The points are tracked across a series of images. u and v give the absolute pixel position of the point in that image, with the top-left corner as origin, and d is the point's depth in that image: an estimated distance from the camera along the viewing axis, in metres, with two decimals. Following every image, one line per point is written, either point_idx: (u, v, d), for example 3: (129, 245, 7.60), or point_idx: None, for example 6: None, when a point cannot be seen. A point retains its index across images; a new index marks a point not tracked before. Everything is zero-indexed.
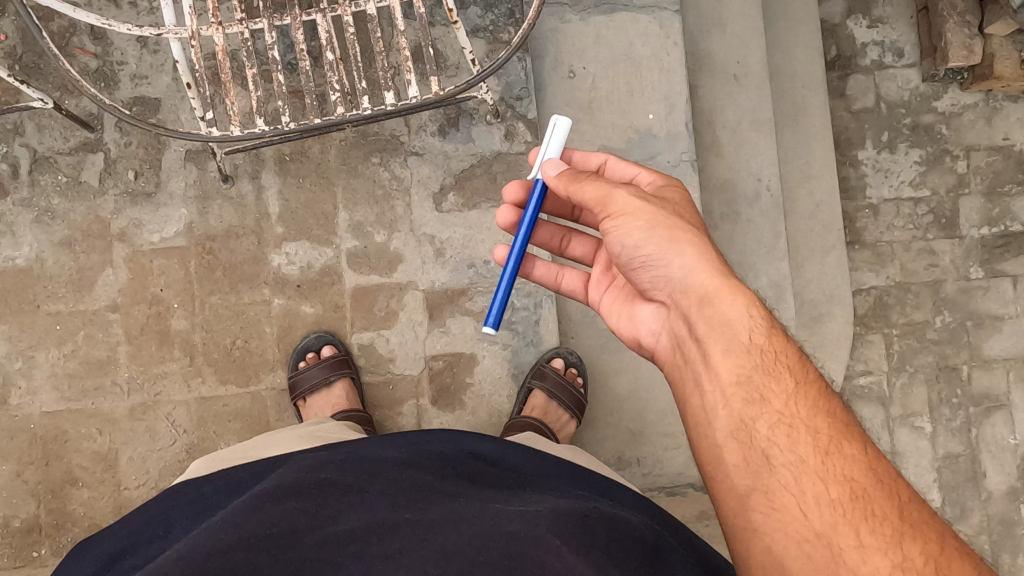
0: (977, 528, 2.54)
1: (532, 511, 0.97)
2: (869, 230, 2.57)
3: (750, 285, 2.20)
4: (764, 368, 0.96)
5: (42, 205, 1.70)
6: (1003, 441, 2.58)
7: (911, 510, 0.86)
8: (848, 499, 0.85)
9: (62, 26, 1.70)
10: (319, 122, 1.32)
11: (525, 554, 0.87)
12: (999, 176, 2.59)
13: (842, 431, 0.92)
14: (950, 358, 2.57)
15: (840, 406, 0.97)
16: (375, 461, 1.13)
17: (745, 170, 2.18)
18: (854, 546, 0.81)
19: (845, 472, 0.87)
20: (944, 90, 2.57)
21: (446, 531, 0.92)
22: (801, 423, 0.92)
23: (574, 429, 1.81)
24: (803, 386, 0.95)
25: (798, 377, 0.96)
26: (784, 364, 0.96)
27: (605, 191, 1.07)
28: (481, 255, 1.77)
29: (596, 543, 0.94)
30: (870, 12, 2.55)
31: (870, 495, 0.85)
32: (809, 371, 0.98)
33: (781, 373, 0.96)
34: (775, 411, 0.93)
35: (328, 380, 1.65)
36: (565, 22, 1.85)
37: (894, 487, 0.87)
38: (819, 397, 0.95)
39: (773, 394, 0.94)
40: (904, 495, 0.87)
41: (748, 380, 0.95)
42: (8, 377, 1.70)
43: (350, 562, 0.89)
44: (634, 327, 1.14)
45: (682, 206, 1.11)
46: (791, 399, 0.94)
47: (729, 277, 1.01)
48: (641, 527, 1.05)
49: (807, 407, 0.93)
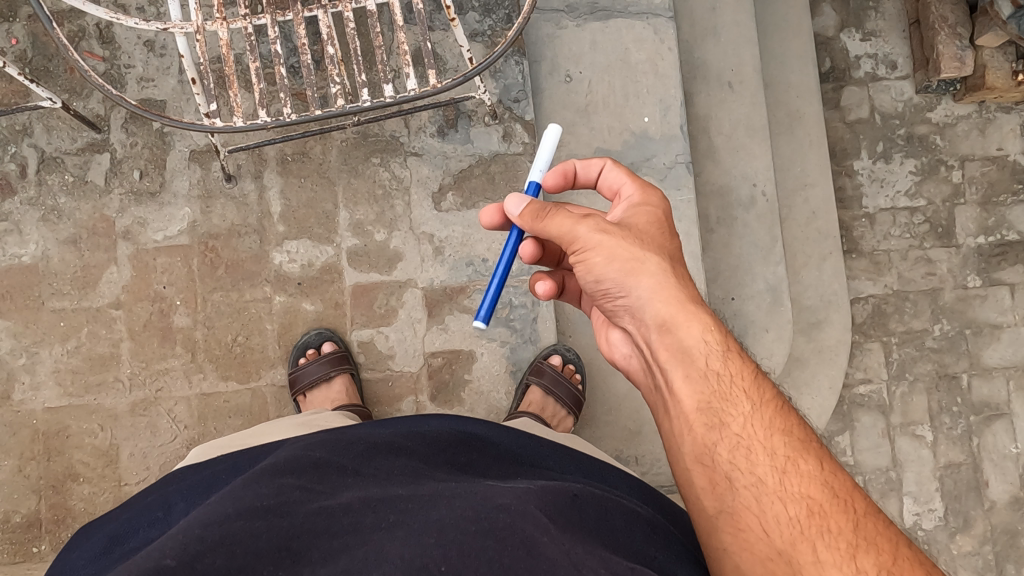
0: (980, 538, 2.52)
1: (522, 488, 0.98)
2: (866, 239, 2.59)
3: (747, 289, 2.22)
4: (722, 394, 0.97)
5: (49, 204, 1.74)
6: (1005, 450, 2.57)
7: (866, 522, 0.89)
8: (806, 515, 0.88)
9: (72, 31, 1.76)
10: (320, 114, 1.34)
11: (516, 523, 0.88)
12: (994, 186, 2.61)
13: (799, 448, 0.94)
14: (950, 366, 2.57)
15: (798, 422, 0.98)
16: (370, 444, 1.14)
17: (741, 176, 2.22)
18: (812, 562, 0.85)
19: (802, 491, 0.90)
20: (938, 102, 2.61)
21: (438, 505, 0.93)
22: (758, 444, 0.94)
23: (571, 426, 1.82)
24: (761, 407, 0.97)
25: (754, 398, 0.97)
26: (740, 387, 0.97)
27: (567, 225, 1.03)
28: (479, 253, 1.80)
29: (585, 523, 0.96)
30: (863, 25, 2.60)
31: (828, 510, 0.89)
32: (765, 390, 0.99)
33: (737, 396, 0.97)
34: (733, 434, 0.94)
35: (329, 375, 1.67)
36: (562, 28, 1.91)
37: (850, 499, 0.90)
38: (776, 415, 0.97)
39: (731, 417, 0.95)
40: (860, 505, 0.90)
41: (708, 407, 0.96)
42: (12, 373, 1.72)
43: (346, 532, 0.89)
44: (610, 349, 1.18)
45: (650, 229, 1.07)
46: (748, 420, 0.95)
47: (687, 305, 1.01)
48: (631, 509, 1.07)
49: (764, 427, 0.95)
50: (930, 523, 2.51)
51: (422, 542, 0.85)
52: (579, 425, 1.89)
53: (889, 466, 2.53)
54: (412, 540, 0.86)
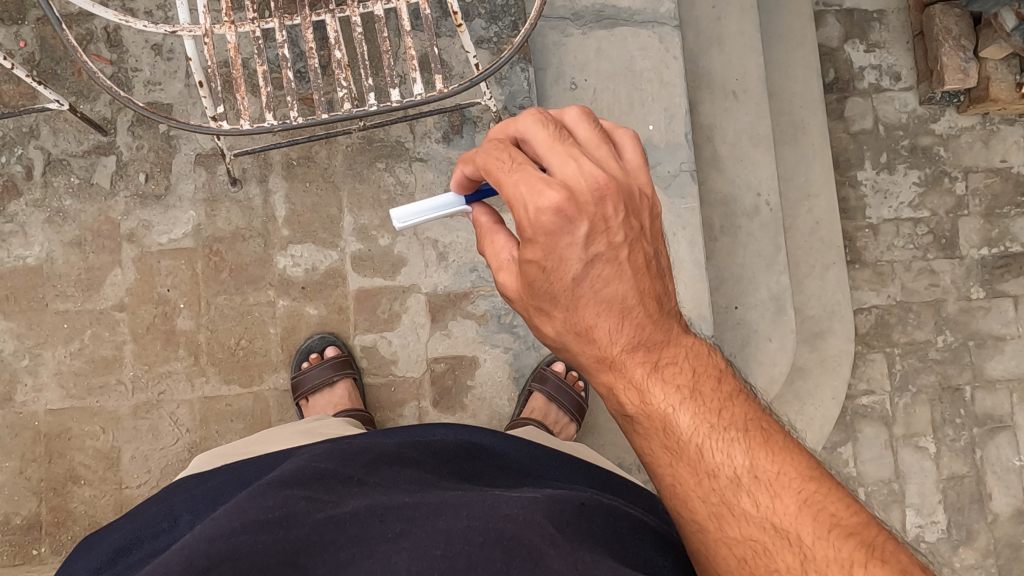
0: (984, 551, 2.50)
1: (529, 497, 0.97)
2: (869, 250, 2.59)
3: (750, 298, 2.22)
4: (645, 448, 0.92)
5: (54, 206, 1.74)
6: (1009, 463, 2.56)
7: (820, 553, 0.79)
8: (750, 559, 0.82)
9: (80, 34, 1.76)
10: (326, 117, 1.34)
11: (522, 534, 0.88)
12: (998, 198, 2.61)
13: (735, 483, 0.85)
14: (953, 378, 2.56)
15: (732, 447, 0.87)
16: (376, 455, 1.13)
17: (744, 185, 2.22)
18: None
19: (743, 533, 0.83)
20: (942, 113, 2.61)
21: (446, 514, 0.92)
22: (689, 492, 0.88)
23: (574, 434, 1.82)
24: (683, 451, 0.88)
25: (675, 443, 0.89)
26: (659, 436, 0.90)
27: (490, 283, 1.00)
28: (483, 260, 1.80)
29: (591, 532, 0.95)
30: (867, 36, 2.61)
31: (772, 549, 0.81)
32: (687, 426, 0.89)
33: (659, 446, 0.90)
34: (667, 485, 0.90)
35: (332, 380, 1.66)
36: (567, 36, 1.91)
37: (797, 530, 0.81)
38: (701, 453, 0.88)
39: (660, 469, 0.91)
40: (810, 533, 0.80)
41: (643, 459, 0.94)
42: (15, 374, 1.72)
43: (353, 542, 0.89)
44: None
45: (544, 279, 0.87)
46: (673, 471, 0.89)
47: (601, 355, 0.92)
48: (637, 517, 1.06)
49: (691, 470, 0.88)
50: (933, 536, 2.50)
51: (429, 554, 0.85)
52: (581, 433, 1.88)
53: (892, 478, 2.52)
54: (420, 551, 0.86)
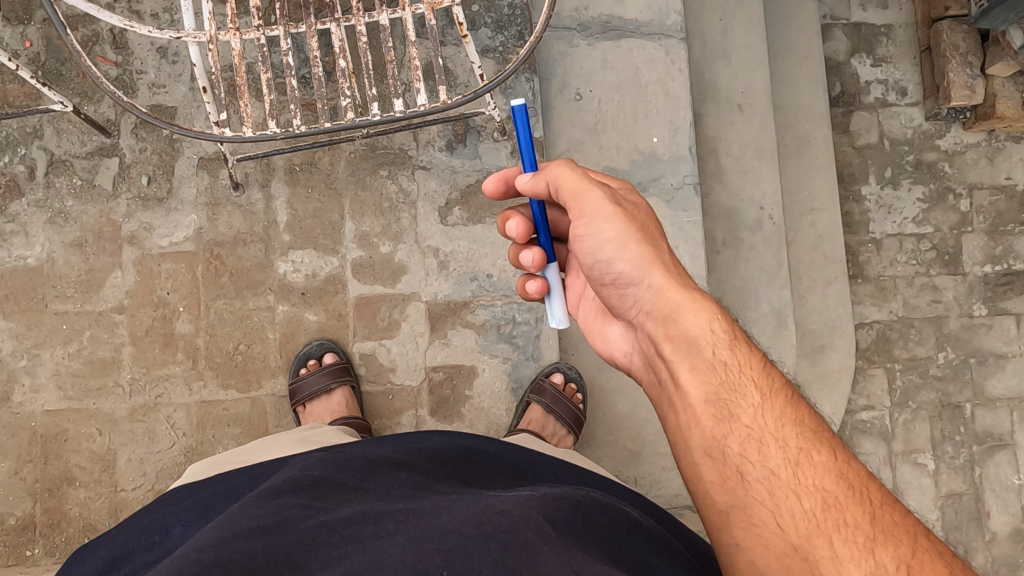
0: (981, 569, 2.49)
1: (524, 496, 0.97)
2: (872, 265, 2.58)
3: (752, 312, 2.21)
4: (730, 385, 0.94)
5: (56, 206, 1.74)
6: (1008, 481, 2.54)
7: (883, 512, 0.84)
8: (821, 509, 0.84)
9: (86, 35, 1.77)
10: (329, 126, 1.33)
11: (517, 529, 0.87)
12: (1002, 215, 2.60)
13: (811, 439, 0.90)
14: (954, 395, 2.55)
15: (809, 411, 0.95)
16: (369, 461, 1.13)
17: (748, 198, 2.22)
18: (828, 557, 0.80)
19: (816, 483, 0.86)
20: (947, 129, 2.61)
21: (439, 514, 0.92)
22: (768, 436, 0.90)
23: (572, 444, 1.82)
24: (769, 397, 0.93)
25: (763, 387, 0.94)
26: (748, 375, 0.95)
27: (583, 185, 1.03)
28: (484, 269, 1.80)
29: (585, 529, 0.95)
30: (874, 51, 2.60)
31: (843, 503, 0.84)
32: (774, 378, 0.96)
33: (747, 385, 0.94)
34: (744, 426, 0.91)
35: (329, 387, 1.65)
36: (573, 46, 1.91)
37: (865, 490, 0.86)
38: (785, 404, 0.93)
39: (741, 409, 0.92)
40: (876, 496, 0.86)
41: (716, 397, 0.94)
42: (13, 374, 1.71)
43: (346, 542, 0.88)
44: (608, 347, 1.17)
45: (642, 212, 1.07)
46: (758, 411, 0.92)
47: (691, 292, 1.00)
48: (634, 517, 1.05)
49: (774, 417, 0.92)
50: None
51: (423, 548, 0.85)
52: (579, 444, 1.88)
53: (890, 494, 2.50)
54: (413, 547, 0.85)
